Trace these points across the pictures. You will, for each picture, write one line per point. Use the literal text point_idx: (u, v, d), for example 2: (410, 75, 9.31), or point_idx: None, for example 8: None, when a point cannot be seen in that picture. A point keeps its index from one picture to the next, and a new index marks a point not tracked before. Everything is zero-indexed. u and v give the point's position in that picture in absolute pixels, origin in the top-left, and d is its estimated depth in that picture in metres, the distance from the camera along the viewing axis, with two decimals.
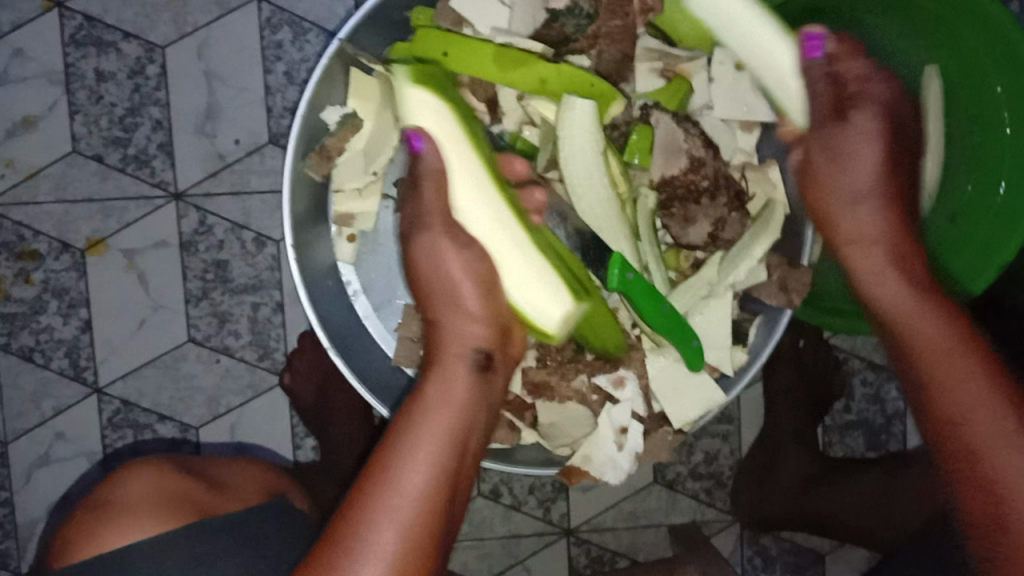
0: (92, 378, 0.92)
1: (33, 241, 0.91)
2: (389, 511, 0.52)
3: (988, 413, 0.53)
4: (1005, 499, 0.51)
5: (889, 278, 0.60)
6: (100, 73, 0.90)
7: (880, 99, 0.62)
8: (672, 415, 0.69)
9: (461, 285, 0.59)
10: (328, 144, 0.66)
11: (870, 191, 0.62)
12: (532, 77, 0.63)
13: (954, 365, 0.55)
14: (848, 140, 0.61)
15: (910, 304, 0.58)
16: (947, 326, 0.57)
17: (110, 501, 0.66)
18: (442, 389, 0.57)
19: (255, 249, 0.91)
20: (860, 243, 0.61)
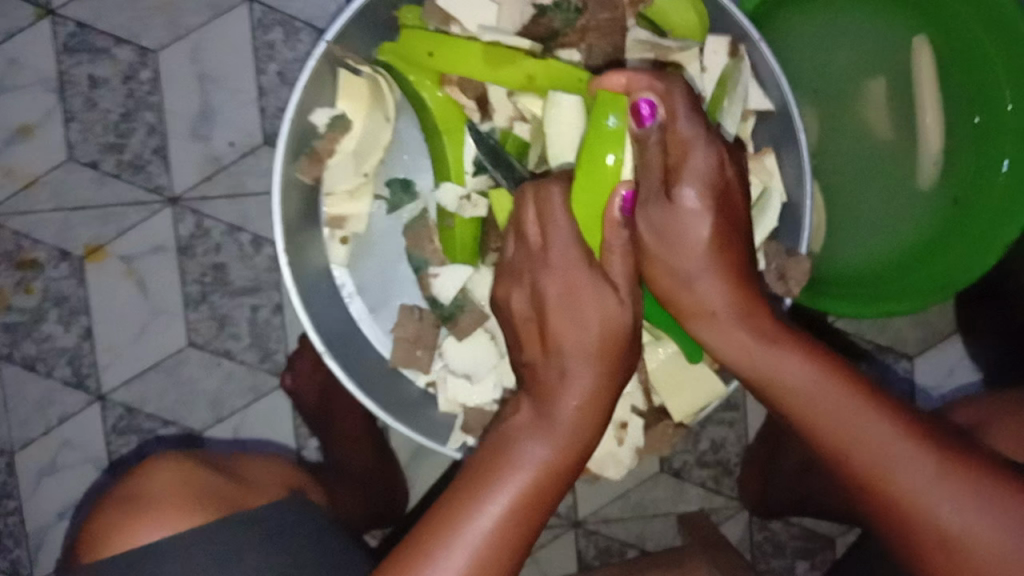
0: (96, 385, 0.92)
1: (32, 250, 0.91)
2: (463, 546, 0.49)
3: (892, 448, 0.50)
4: (917, 526, 0.50)
5: (742, 338, 0.55)
6: (93, 79, 0.89)
7: (703, 167, 0.54)
8: (673, 408, 0.68)
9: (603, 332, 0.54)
10: (319, 146, 0.65)
11: (701, 266, 0.55)
12: (519, 73, 0.61)
13: (836, 412, 0.51)
14: (672, 219, 0.55)
15: (765, 357, 0.54)
16: (819, 378, 0.52)
17: (135, 494, 0.66)
18: (564, 429, 0.52)
19: (253, 251, 0.91)
20: (704, 316, 0.56)
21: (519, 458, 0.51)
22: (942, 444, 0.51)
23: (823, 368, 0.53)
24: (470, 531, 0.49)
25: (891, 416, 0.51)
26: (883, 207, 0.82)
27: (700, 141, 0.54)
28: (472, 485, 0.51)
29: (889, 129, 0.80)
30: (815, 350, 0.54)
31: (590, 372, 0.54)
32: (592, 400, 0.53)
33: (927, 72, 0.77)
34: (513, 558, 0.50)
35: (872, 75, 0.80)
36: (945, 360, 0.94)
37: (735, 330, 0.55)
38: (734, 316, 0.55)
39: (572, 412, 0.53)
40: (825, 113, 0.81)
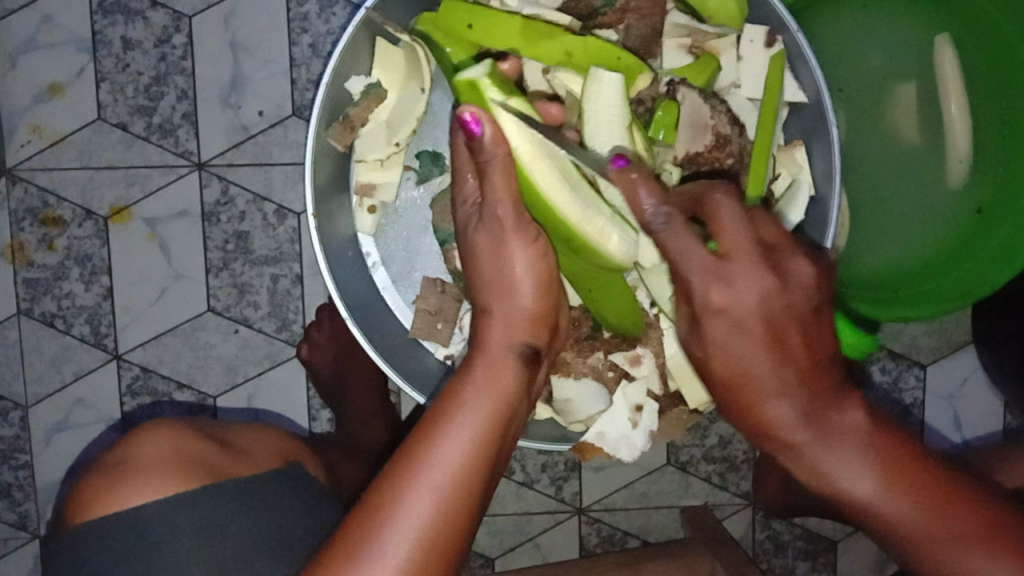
0: (113, 345, 0.93)
1: (57, 207, 0.92)
2: (427, 487, 0.49)
3: (973, 560, 0.48)
4: None
5: (800, 436, 0.50)
6: (127, 41, 0.90)
7: (751, 283, 0.50)
8: (689, 394, 0.69)
9: (505, 270, 0.57)
10: (352, 114, 0.66)
11: (771, 383, 0.50)
12: (558, 49, 0.63)
13: (921, 528, 0.49)
14: (722, 340, 0.51)
15: (833, 463, 0.50)
16: (887, 492, 0.49)
17: (126, 457, 0.66)
18: (489, 367, 0.54)
19: (276, 221, 0.91)
20: (765, 429, 0.51)
21: (457, 402, 0.52)
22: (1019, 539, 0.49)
23: (903, 476, 0.49)
24: (431, 470, 0.49)
25: (971, 524, 0.49)
26: (905, 213, 0.81)
27: (740, 247, 0.51)
28: (426, 429, 0.51)
29: (917, 134, 0.80)
30: (888, 452, 0.50)
31: (527, 298, 0.57)
32: (519, 321, 0.57)
33: (950, 73, 0.77)
34: (473, 506, 0.50)
35: (904, 78, 0.79)
36: (958, 370, 0.94)
37: (810, 443, 0.50)
38: (793, 413, 0.50)
39: (504, 350, 0.55)
40: (855, 114, 0.81)
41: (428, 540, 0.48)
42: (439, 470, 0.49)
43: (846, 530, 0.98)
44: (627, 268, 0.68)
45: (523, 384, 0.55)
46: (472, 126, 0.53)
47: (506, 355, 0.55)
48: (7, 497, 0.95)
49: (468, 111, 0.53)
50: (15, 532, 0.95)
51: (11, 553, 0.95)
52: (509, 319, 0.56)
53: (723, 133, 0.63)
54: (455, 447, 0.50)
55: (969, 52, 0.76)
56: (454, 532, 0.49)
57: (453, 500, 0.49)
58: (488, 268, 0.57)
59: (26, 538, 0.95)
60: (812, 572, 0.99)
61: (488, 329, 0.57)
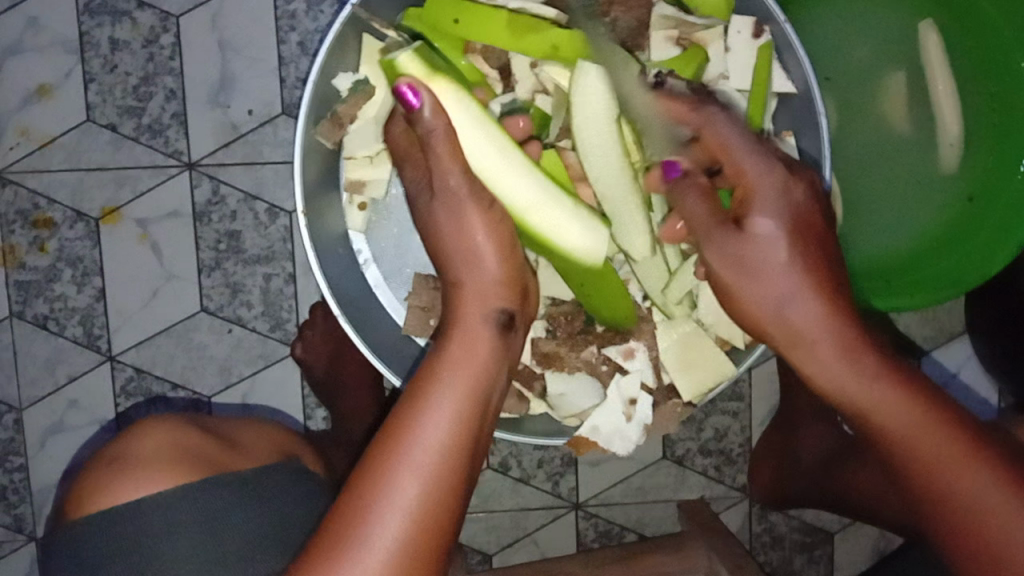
0: (106, 347, 0.93)
1: (48, 209, 0.91)
2: (412, 469, 0.50)
3: (962, 467, 0.54)
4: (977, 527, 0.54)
5: (828, 342, 0.57)
6: (115, 42, 0.90)
7: (772, 196, 0.58)
8: (684, 386, 0.68)
9: (474, 251, 0.58)
10: (341, 111, 0.66)
11: (793, 289, 0.57)
12: (544, 43, 0.62)
13: (922, 430, 0.55)
14: (755, 251, 0.58)
15: (843, 368, 0.56)
16: (900, 395, 0.56)
17: (122, 454, 0.66)
18: (463, 343, 0.56)
19: (267, 220, 0.91)
20: (802, 341, 0.58)
21: (433, 381, 0.53)
22: (977, 442, 0.55)
23: (907, 388, 0.56)
24: (411, 455, 0.50)
25: (963, 439, 0.55)
26: (898, 201, 0.81)
27: (765, 178, 0.58)
28: (406, 410, 0.52)
29: (908, 123, 0.80)
30: (887, 360, 0.57)
31: (494, 274, 0.58)
32: (492, 294, 0.58)
33: (937, 60, 0.77)
34: (457, 487, 0.51)
35: (893, 67, 0.79)
36: (951, 359, 0.94)
37: (826, 342, 0.57)
38: (826, 332, 0.57)
39: (475, 325, 0.57)
40: (845, 105, 0.81)
41: (421, 519, 0.49)
42: (421, 453, 0.50)
43: (843, 521, 0.98)
44: (619, 262, 0.69)
45: (498, 358, 0.57)
46: (409, 96, 0.55)
47: (480, 328, 0.57)
48: (2, 500, 0.94)
49: (405, 82, 0.55)
50: (11, 535, 0.95)
51: (7, 557, 0.95)
52: (482, 293, 0.58)
53: None
54: (432, 430, 0.51)
55: (955, 38, 0.76)
56: (438, 516, 0.50)
57: (434, 484, 0.50)
58: (451, 256, 0.59)
59: (23, 542, 0.95)
60: (810, 564, 0.99)
61: (462, 307, 0.58)
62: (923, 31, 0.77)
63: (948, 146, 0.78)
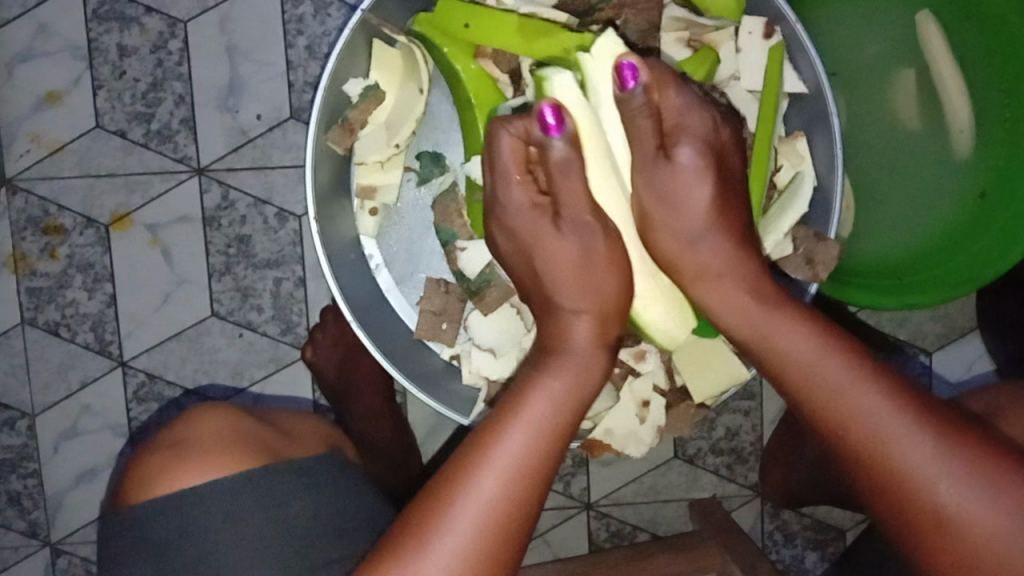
0: (118, 352, 0.93)
1: (58, 216, 0.91)
2: (495, 471, 0.49)
3: (884, 423, 0.48)
4: (906, 494, 0.48)
5: (740, 297, 0.56)
6: (123, 48, 0.90)
7: (701, 129, 0.58)
8: (694, 388, 0.68)
9: (591, 266, 0.58)
10: (351, 116, 0.66)
11: (704, 227, 0.58)
12: (555, 46, 0.62)
13: (835, 381, 0.50)
14: (673, 177, 0.58)
15: (768, 326, 0.54)
16: (814, 353, 0.52)
17: (180, 438, 0.67)
18: (573, 363, 0.55)
19: (277, 224, 0.91)
20: (705, 278, 0.58)
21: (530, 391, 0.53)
22: (903, 393, 0.50)
23: (820, 332, 0.53)
24: (496, 453, 0.50)
25: (888, 390, 0.49)
26: (909, 198, 0.80)
27: (694, 106, 0.58)
28: (501, 417, 0.52)
29: (918, 119, 0.79)
30: (804, 316, 0.54)
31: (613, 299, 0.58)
32: (612, 320, 0.58)
33: (939, 52, 0.77)
34: (540, 491, 0.51)
35: (902, 65, 0.78)
36: (963, 356, 0.94)
37: (741, 304, 0.56)
38: (732, 279, 0.57)
39: (583, 341, 0.56)
40: (855, 99, 0.81)
41: (498, 518, 0.49)
42: (507, 454, 0.50)
43: (854, 518, 0.98)
44: None
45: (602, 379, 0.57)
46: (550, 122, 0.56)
47: (591, 347, 0.57)
48: (16, 505, 0.95)
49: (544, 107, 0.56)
50: (25, 540, 0.95)
51: (22, 561, 0.95)
52: (602, 316, 0.57)
53: (725, 126, 0.63)
54: (521, 433, 0.51)
55: (954, 29, 0.76)
56: (514, 519, 0.49)
57: (522, 484, 0.50)
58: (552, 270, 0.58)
59: (37, 547, 0.95)
60: (822, 562, 0.99)
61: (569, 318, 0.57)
62: (923, 27, 0.77)
63: (959, 136, 0.78)
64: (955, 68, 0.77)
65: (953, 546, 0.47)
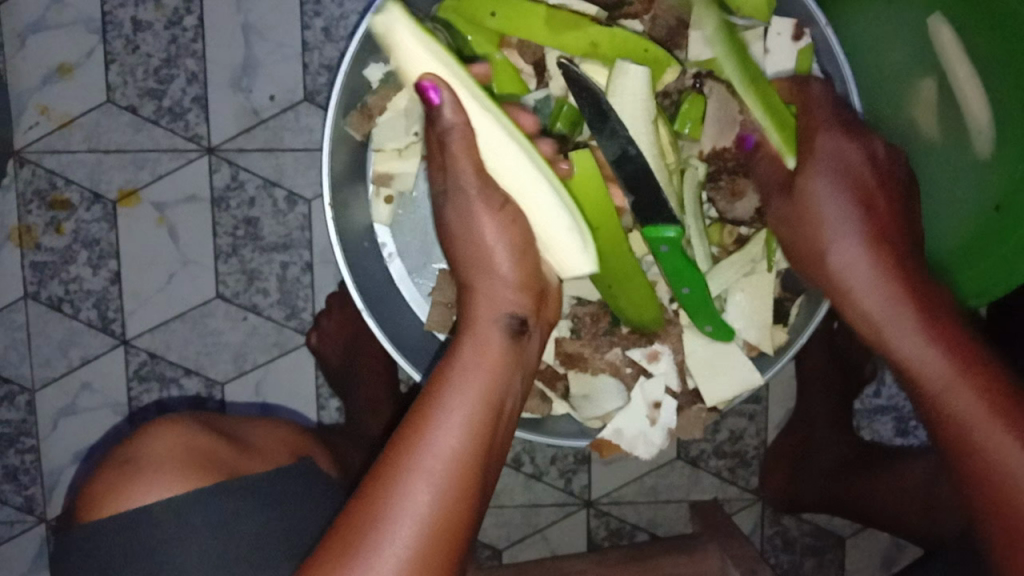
0: (120, 331, 0.92)
1: (65, 190, 0.90)
2: (423, 477, 0.48)
3: (995, 440, 0.51)
4: (1015, 509, 0.51)
5: (868, 295, 0.58)
6: (137, 22, 0.88)
7: (833, 151, 0.60)
8: (706, 393, 0.68)
9: (482, 252, 0.58)
10: (370, 102, 0.65)
11: (842, 240, 0.59)
12: (583, 40, 0.62)
13: (950, 391, 0.53)
14: (811, 205, 0.60)
15: (895, 337, 0.57)
16: (948, 373, 0.54)
17: (126, 460, 0.65)
18: (477, 347, 0.54)
19: (286, 207, 0.90)
20: (840, 287, 0.60)
21: (446, 389, 0.52)
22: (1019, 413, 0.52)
23: (945, 346, 0.55)
24: (425, 458, 0.49)
25: (1001, 411, 0.52)
26: (926, 206, 0.78)
27: (825, 127, 0.60)
28: (417, 418, 0.51)
29: (937, 127, 0.75)
30: (934, 327, 0.56)
31: (505, 276, 0.57)
32: (501, 297, 0.57)
33: (957, 59, 0.72)
34: (471, 495, 0.50)
35: (923, 73, 0.74)
36: None
37: (880, 305, 0.57)
38: (869, 293, 0.58)
39: (493, 330, 0.55)
40: (876, 106, 0.78)
41: (432, 529, 0.48)
42: (439, 460, 0.49)
43: (854, 526, 0.97)
44: (647, 264, 0.68)
45: (510, 361, 0.55)
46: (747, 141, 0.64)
47: (495, 331, 0.56)
48: (12, 481, 0.94)
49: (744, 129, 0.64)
50: (21, 516, 0.94)
51: (16, 537, 0.95)
52: (492, 296, 0.57)
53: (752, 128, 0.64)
54: (454, 426, 0.50)
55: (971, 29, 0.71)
56: (450, 526, 0.48)
57: (455, 491, 0.49)
58: (466, 255, 0.59)
59: (32, 523, 0.95)
60: (819, 568, 0.98)
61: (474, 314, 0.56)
62: (938, 32, 0.72)
63: (979, 137, 0.73)
64: (973, 71, 0.72)
65: None
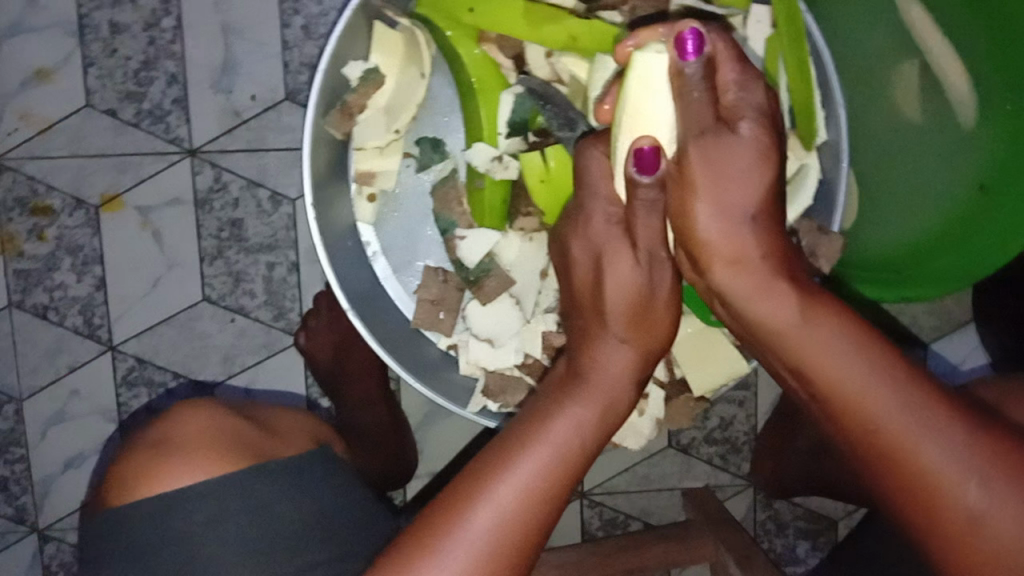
0: (108, 336, 0.92)
1: (47, 196, 0.90)
2: (514, 488, 0.49)
3: (931, 434, 0.43)
4: (946, 506, 0.43)
5: (773, 289, 0.49)
6: (114, 25, 0.88)
7: (755, 104, 0.50)
8: (695, 382, 0.69)
9: (642, 299, 0.54)
10: (350, 100, 0.65)
11: (748, 216, 0.49)
12: (562, 33, 0.62)
13: (866, 385, 0.45)
14: (724, 155, 0.49)
15: (804, 329, 0.47)
16: (863, 364, 0.46)
17: (156, 440, 0.66)
18: (603, 382, 0.53)
19: (271, 207, 0.90)
20: (741, 266, 0.49)
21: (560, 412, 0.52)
22: (955, 410, 0.44)
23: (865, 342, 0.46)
24: (521, 470, 0.49)
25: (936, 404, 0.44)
26: (913, 191, 0.78)
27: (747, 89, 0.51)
28: (526, 433, 0.51)
29: (919, 110, 0.76)
30: (858, 327, 0.47)
31: (658, 315, 0.55)
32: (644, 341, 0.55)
33: (934, 40, 0.72)
34: (555, 510, 0.50)
35: (901, 57, 0.75)
36: (959, 348, 0.94)
37: (775, 301, 0.48)
38: (769, 275, 0.49)
39: (617, 370, 0.54)
40: (855, 97, 0.78)
41: (507, 539, 0.48)
42: (525, 473, 0.49)
43: (846, 509, 0.98)
44: None
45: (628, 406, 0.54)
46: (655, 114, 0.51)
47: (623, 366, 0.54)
48: (4, 490, 0.94)
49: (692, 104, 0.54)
50: (13, 525, 0.94)
51: (9, 546, 0.94)
52: (635, 336, 0.54)
53: None
54: (555, 450, 0.50)
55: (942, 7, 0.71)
56: (527, 539, 0.49)
57: (534, 502, 0.49)
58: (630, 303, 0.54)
59: (25, 532, 0.94)
60: (813, 552, 0.99)
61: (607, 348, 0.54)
62: (909, 12, 0.73)
63: (962, 111, 0.74)
64: (949, 48, 0.72)
65: (983, 559, 0.43)
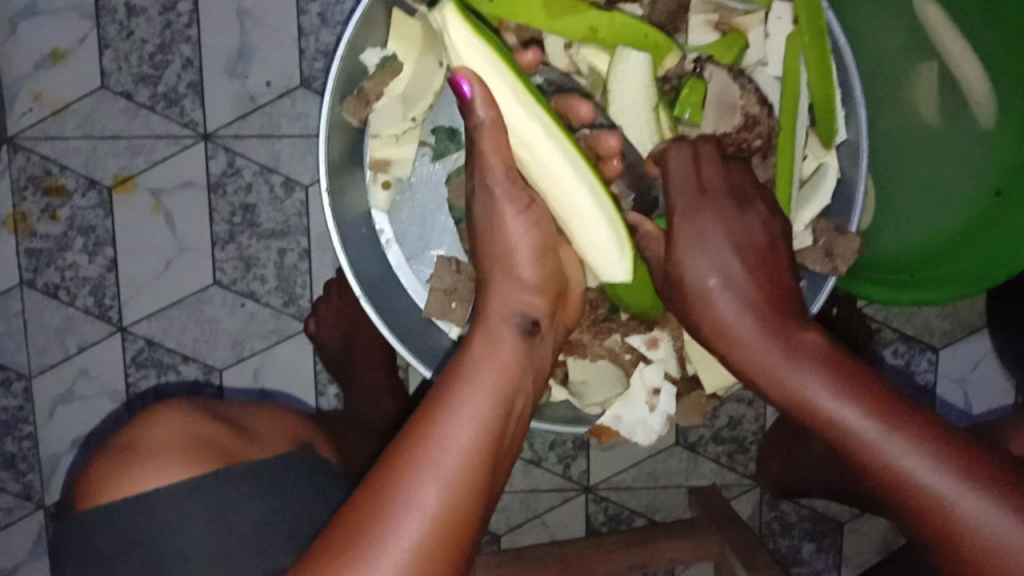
0: (118, 318, 0.92)
1: (59, 176, 0.90)
2: (432, 475, 0.47)
3: (909, 455, 0.48)
4: (937, 516, 0.47)
5: (751, 329, 0.54)
6: (131, 7, 0.87)
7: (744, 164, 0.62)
8: (707, 379, 0.68)
9: (509, 250, 0.56)
10: (367, 87, 0.65)
11: (718, 267, 0.56)
12: (582, 24, 0.62)
13: (842, 418, 0.50)
14: (692, 226, 0.58)
15: (785, 372, 0.53)
16: (842, 400, 0.50)
17: (123, 442, 0.65)
18: (489, 347, 0.53)
19: (283, 194, 0.90)
20: (721, 334, 0.56)
21: (461, 387, 0.50)
22: (930, 428, 0.49)
23: (840, 377, 0.51)
24: (438, 455, 0.47)
25: (910, 426, 0.49)
26: (928, 194, 0.77)
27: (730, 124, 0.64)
28: (427, 415, 0.49)
29: (936, 112, 0.75)
30: (829, 361, 0.52)
31: (525, 272, 0.56)
32: (517, 295, 0.55)
33: (952, 40, 0.72)
34: (481, 495, 0.48)
35: (920, 57, 0.74)
36: (971, 354, 0.94)
37: (754, 339, 0.54)
38: (752, 327, 0.55)
39: (503, 334, 0.53)
40: (875, 96, 0.77)
41: (438, 530, 0.46)
42: (444, 459, 0.47)
43: (852, 511, 0.98)
44: None
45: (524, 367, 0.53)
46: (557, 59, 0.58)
47: (505, 329, 0.54)
48: (11, 468, 0.94)
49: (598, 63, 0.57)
50: (19, 503, 0.95)
51: (15, 524, 0.95)
52: (506, 293, 0.55)
53: (752, 113, 0.64)
54: (468, 426, 0.48)
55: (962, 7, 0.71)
56: (456, 527, 0.47)
57: (458, 489, 0.47)
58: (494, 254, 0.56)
59: (31, 510, 0.95)
60: (818, 553, 0.99)
61: (489, 315, 0.54)
62: (926, 12, 0.72)
63: (978, 111, 0.73)
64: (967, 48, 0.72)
65: (973, 561, 0.47)
